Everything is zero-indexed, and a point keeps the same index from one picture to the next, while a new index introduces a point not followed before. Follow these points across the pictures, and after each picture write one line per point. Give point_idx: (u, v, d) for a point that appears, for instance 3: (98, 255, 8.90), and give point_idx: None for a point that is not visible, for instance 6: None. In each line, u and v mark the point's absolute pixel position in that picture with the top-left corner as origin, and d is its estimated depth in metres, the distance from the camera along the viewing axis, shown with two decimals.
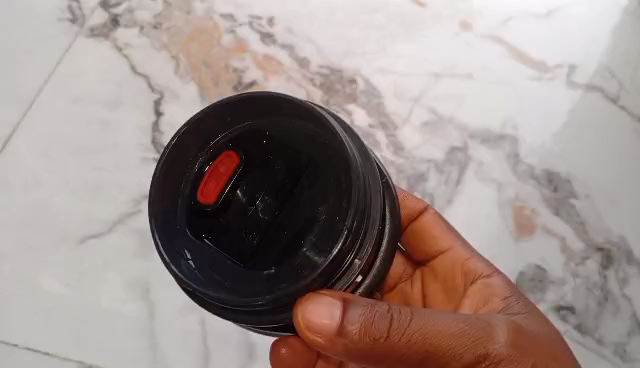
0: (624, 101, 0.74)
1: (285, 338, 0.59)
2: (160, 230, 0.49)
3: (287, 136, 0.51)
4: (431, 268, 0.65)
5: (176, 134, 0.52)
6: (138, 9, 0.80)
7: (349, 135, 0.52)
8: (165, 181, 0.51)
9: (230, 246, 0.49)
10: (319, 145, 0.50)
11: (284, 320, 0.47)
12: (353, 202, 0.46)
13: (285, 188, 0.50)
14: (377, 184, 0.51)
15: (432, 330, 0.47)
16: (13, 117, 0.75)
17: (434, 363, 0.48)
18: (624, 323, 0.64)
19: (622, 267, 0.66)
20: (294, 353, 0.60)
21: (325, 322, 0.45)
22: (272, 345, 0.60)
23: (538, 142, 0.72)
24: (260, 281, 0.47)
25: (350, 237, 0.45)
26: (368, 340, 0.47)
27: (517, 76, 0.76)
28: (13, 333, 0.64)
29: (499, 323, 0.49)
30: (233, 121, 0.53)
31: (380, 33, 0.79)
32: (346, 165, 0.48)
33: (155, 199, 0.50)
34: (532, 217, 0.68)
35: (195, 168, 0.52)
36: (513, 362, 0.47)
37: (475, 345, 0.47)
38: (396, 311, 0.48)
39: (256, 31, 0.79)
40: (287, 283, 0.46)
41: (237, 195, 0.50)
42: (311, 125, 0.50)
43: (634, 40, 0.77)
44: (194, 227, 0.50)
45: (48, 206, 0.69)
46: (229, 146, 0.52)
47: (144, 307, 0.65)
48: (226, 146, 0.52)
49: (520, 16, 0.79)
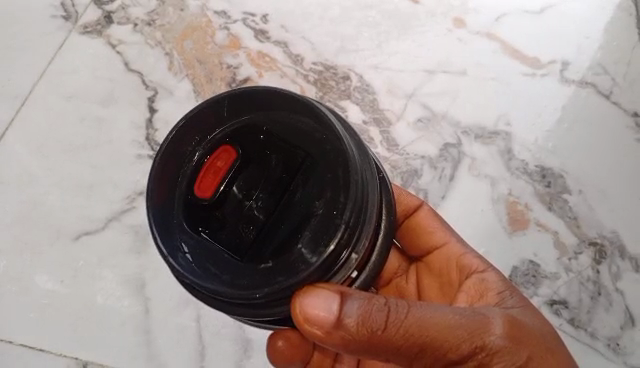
0: (616, 97, 0.75)
1: (282, 331, 0.60)
2: (157, 223, 0.49)
3: (284, 132, 0.52)
4: (426, 263, 0.66)
5: (174, 128, 0.52)
6: (131, 6, 0.80)
7: (347, 129, 0.53)
8: (163, 174, 0.51)
9: (227, 241, 0.49)
10: (317, 140, 0.51)
11: (280, 314, 0.48)
12: (350, 197, 0.47)
13: (281, 183, 0.50)
14: (374, 180, 0.51)
15: (429, 323, 0.47)
16: (6, 114, 0.74)
17: (431, 356, 0.48)
18: (616, 317, 0.65)
19: (615, 261, 0.67)
20: (291, 347, 0.60)
21: (323, 315, 0.45)
22: (269, 337, 0.60)
23: (531, 137, 0.73)
24: (257, 275, 0.47)
25: (347, 232, 0.46)
26: (365, 332, 0.47)
27: (510, 72, 0.76)
28: (8, 330, 0.64)
29: (496, 316, 0.49)
30: (230, 116, 0.53)
31: (373, 29, 0.79)
32: (344, 160, 0.48)
33: (151, 192, 0.50)
34: (525, 212, 0.69)
35: (192, 163, 0.52)
36: (510, 354, 0.47)
37: (472, 337, 0.47)
38: (393, 304, 0.48)
39: (250, 28, 0.79)
40: (285, 277, 0.46)
41: (233, 191, 0.50)
42: (309, 121, 0.51)
43: (627, 36, 0.78)
44: (191, 220, 0.50)
45: (42, 203, 0.69)
46: (226, 141, 0.52)
47: (139, 303, 0.65)
48: (223, 140, 0.52)
49: (514, 13, 0.79)
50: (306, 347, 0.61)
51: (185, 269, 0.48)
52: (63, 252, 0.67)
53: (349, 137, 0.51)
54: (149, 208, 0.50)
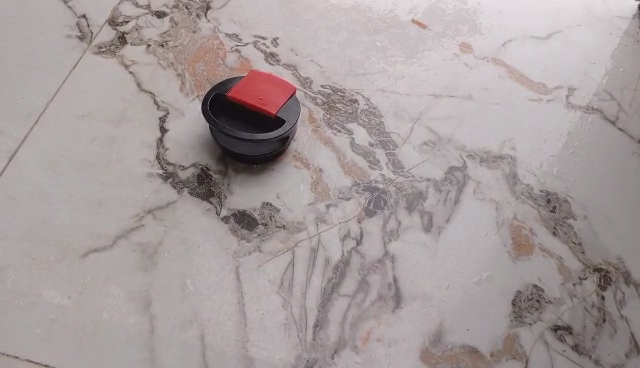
0: (622, 123, 0.79)
1: (245, 78, 0.71)
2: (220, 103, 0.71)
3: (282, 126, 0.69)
4: (229, 88, 0.70)
5: (206, 149, 0.73)
6: (145, 28, 0.83)
7: (273, 147, 0.70)
8: (209, 158, 0.72)
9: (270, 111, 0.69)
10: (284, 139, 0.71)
11: (264, 118, 0.69)
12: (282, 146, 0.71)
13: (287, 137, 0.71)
14: (277, 148, 0.71)
15: None
16: (18, 131, 0.72)
17: None
18: (622, 344, 0.63)
19: (620, 288, 0.67)
20: (265, 84, 0.70)
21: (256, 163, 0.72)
22: (253, 77, 0.71)
23: (536, 163, 0.75)
24: (269, 120, 0.69)
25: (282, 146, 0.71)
26: None
27: (517, 97, 0.81)
28: (5, 345, 0.59)
29: None
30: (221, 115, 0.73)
31: (381, 54, 0.84)
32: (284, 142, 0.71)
33: (213, 166, 0.72)
34: (529, 237, 0.69)
35: (219, 203, 0.69)
36: None
37: None
38: None
39: (260, 51, 0.82)
40: (272, 127, 0.69)
41: (285, 113, 0.69)
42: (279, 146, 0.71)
43: (624, 68, 0.85)
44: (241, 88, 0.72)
45: (50, 220, 0.67)
46: (278, 93, 0.70)
47: (145, 322, 0.61)
48: (271, 90, 0.70)
49: (521, 38, 0.86)
50: (252, 85, 0.70)
51: (211, 125, 0.67)
52: (71, 268, 0.64)
53: (228, 155, 0.72)
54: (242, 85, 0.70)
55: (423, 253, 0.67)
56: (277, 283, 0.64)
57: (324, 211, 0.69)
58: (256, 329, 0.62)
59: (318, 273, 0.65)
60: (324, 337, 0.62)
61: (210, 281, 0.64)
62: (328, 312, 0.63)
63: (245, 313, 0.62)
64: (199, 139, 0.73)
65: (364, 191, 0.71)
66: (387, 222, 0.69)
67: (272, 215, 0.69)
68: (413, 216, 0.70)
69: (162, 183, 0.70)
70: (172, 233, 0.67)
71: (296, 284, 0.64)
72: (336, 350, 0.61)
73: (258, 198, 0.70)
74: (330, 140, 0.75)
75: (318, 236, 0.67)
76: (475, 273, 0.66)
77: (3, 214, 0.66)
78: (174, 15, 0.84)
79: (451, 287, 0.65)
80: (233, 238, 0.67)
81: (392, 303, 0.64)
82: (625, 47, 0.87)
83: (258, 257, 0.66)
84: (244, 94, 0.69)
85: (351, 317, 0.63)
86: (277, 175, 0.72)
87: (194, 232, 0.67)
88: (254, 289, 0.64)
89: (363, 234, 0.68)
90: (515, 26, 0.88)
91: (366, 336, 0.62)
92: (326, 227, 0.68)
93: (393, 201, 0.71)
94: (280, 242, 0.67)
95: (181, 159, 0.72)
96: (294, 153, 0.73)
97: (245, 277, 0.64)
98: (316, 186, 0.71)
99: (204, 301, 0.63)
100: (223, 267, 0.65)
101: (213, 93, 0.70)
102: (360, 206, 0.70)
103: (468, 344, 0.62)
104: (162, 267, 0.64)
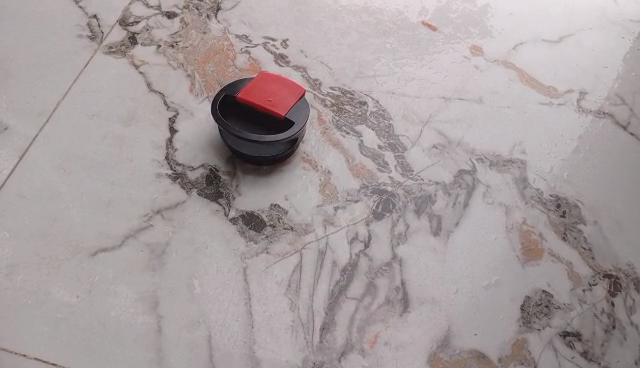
0: (633, 128, 0.79)
1: (255, 80, 0.71)
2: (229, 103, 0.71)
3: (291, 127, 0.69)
4: (239, 89, 0.70)
5: (216, 149, 0.73)
6: (155, 28, 0.83)
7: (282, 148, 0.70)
8: (218, 159, 0.72)
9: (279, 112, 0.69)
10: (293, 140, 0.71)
11: (274, 119, 0.69)
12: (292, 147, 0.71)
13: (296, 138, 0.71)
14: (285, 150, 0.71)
15: None
16: (28, 130, 0.73)
17: None
18: (631, 351, 0.63)
19: (630, 294, 0.66)
20: (275, 85, 0.70)
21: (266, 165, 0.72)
22: (263, 78, 0.71)
23: (547, 167, 0.74)
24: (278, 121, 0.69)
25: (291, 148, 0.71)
26: None
27: (527, 100, 0.80)
28: (13, 344, 0.59)
29: None
30: None
31: (391, 56, 0.83)
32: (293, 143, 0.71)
33: (222, 167, 0.72)
34: (539, 242, 0.69)
35: (227, 203, 0.69)
36: None
37: None
38: None
39: (270, 52, 0.82)
40: (282, 128, 0.69)
41: (295, 114, 0.69)
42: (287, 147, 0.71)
43: (636, 72, 0.84)
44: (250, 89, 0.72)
45: (60, 219, 0.67)
46: (288, 94, 0.70)
47: (152, 322, 0.61)
48: (281, 92, 0.70)
49: (531, 41, 0.86)
50: (263, 86, 0.70)
51: (221, 126, 0.67)
52: (79, 267, 0.64)
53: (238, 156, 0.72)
54: (251, 86, 0.70)
55: (432, 257, 0.67)
56: (284, 285, 0.64)
57: (332, 213, 0.69)
58: (263, 330, 0.62)
59: (325, 275, 0.65)
60: (331, 339, 0.62)
61: (218, 282, 0.64)
62: (335, 314, 0.63)
63: (252, 315, 0.62)
64: (208, 140, 0.74)
65: (373, 194, 0.71)
66: (395, 225, 0.69)
67: (280, 216, 0.69)
68: (422, 219, 0.69)
69: (170, 183, 0.70)
70: (180, 233, 0.67)
71: (304, 286, 0.64)
72: (342, 353, 0.61)
73: (267, 199, 0.70)
74: (339, 142, 0.75)
75: (325, 238, 0.67)
76: (484, 278, 0.66)
77: (13, 213, 0.67)
78: (184, 16, 0.85)
79: (459, 291, 0.65)
80: (240, 239, 0.67)
81: (399, 307, 0.64)
82: (636, 51, 0.86)
83: (266, 258, 0.66)
84: (253, 96, 0.69)
85: (358, 320, 0.63)
86: (285, 177, 0.72)
87: (202, 232, 0.67)
88: (262, 291, 0.64)
89: (372, 237, 0.68)
90: (525, 29, 0.87)
91: (373, 339, 0.62)
92: (334, 230, 0.68)
93: (401, 204, 0.70)
94: (287, 243, 0.67)
95: (190, 160, 0.72)
96: (303, 155, 0.73)
97: (253, 278, 0.64)
98: (325, 188, 0.71)
99: (211, 302, 0.63)
100: (231, 268, 0.65)
101: (222, 94, 0.70)
102: (368, 209, 0.70)
103: (476, 349, 0.62)
104: (169, 267, 0.64)
